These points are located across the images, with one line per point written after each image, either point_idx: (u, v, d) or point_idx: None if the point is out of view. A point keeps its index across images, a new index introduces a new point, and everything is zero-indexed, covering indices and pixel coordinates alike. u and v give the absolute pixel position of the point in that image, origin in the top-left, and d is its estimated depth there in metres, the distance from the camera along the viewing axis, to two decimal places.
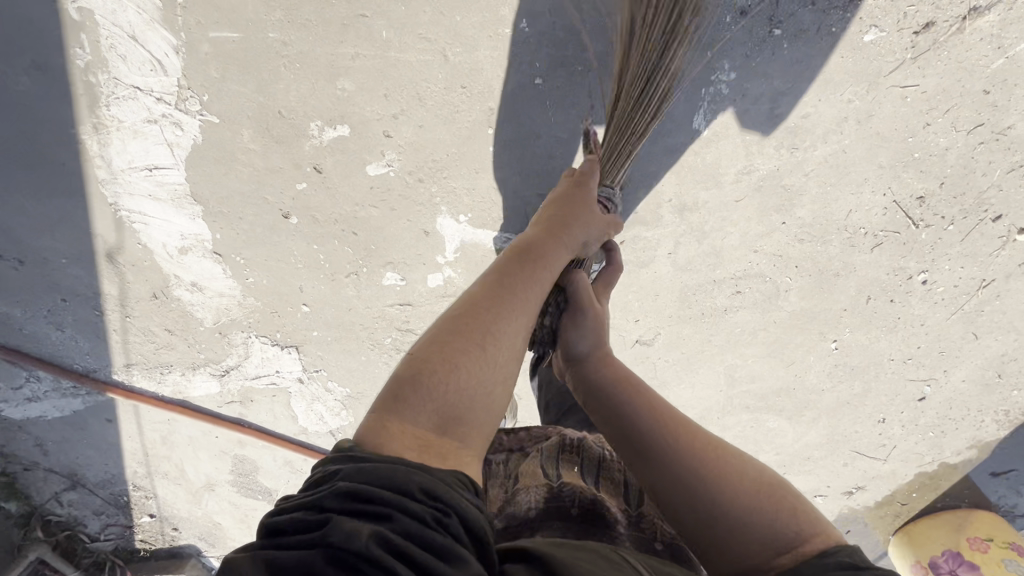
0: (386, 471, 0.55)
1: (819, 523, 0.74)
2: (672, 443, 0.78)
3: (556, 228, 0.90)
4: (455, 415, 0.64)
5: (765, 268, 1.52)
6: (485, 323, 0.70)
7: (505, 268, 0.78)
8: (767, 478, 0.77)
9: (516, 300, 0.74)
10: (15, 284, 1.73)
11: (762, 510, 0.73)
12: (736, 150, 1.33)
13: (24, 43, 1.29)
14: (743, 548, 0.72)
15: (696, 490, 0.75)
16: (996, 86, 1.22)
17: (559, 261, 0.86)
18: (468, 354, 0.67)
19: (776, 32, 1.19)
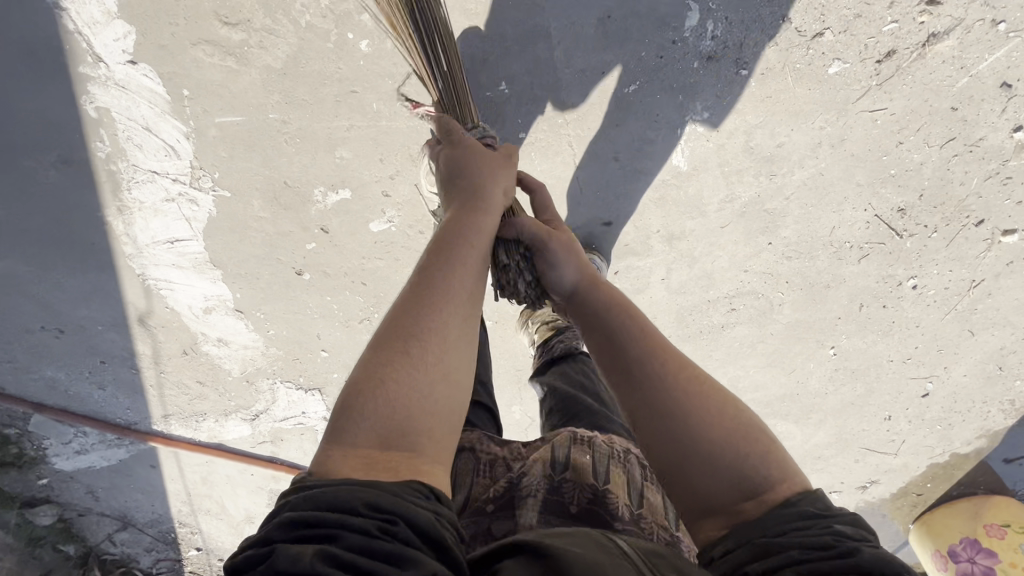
0: (330, 494, 0.58)
1: (790, 474, 0.71)
2: (658, 369, 0.77)
3: (465, 212, 0.91)
4: (397, 429, 0.65)
5: (757, 285, 1.58)
6: (407, 330, 0.72)
7: (423, 269, 0.80)
8: (748, 423, 0.74)
9: (435, 296, 0.76)
10: (58, 352, 1.86)
11: (734, 452, 0.70)
12: (716, 181, 1.39)
13: (51, 142, 1.41)
14: (711, 485, 0.70)
15: (673, 421, 0.73)
16: (963, 103, 1.26)
17: (479, 238, 0.87)
18: (393, 363, 0.69)
19: (743, 72, 1.24)
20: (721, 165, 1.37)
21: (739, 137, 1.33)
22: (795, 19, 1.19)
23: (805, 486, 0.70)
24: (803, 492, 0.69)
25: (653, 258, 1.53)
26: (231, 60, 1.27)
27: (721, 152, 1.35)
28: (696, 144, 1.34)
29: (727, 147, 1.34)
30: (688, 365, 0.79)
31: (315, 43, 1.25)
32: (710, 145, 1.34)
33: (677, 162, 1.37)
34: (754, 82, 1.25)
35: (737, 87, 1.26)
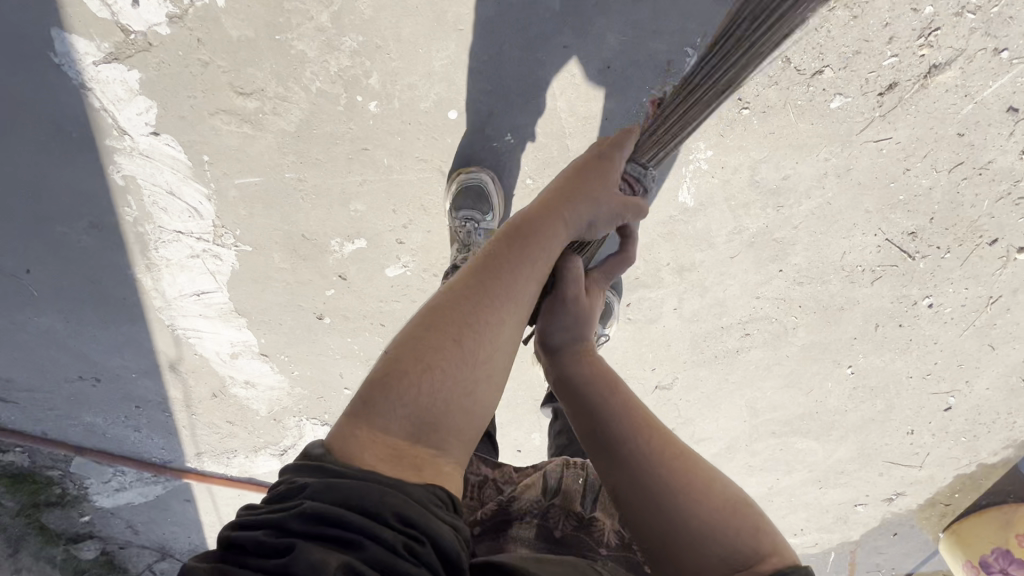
0: (360, 493, 0.56)
1: (776, 542, 0.70)
2: (641, 446, 0.75)
3: (553, 202, 0.81)
4: (427, 423, 0.63)
5: (770, 310, 1.59)
6: (464, 320, 0.67)
7: (490, 251, 0.74)
8: (735, 495, 0.72)
9: (501, 290, 0.70)
10: (95, 399, 1.94)
11: (721, 526, 0.69)
12: (724, 215, 1.41)
13: (83, 209, 1.48)
14: (703, 563, 0.68)
15: (659, 499, 0.71)
16: (969, 128, 1.26)
17: (556, 242, 0.77)
18: (444, 355, 0.65)
19: (745, 111, 1.26)
20: (728, 198, 1.38)
21: (745, 172, 1.34)
22: (794, 59, 1.19)
23: (796, 557, 0.69)
24: (795, 565, 0.68)
25: (664, 289, 1.55)
26: (247, 127, 1.32)
27: (728, 187, 1.36)
28: (702, 181, 1.36)
29: (733, 182, 1.36)
30: (671, 440, 0.76)
31: (325, 107, 1.28)
32: (715, 180, 1.36)
33: (684, 199, 1.39)
34: (755, 120, 1.26)
35: (738, 126, 1.28)
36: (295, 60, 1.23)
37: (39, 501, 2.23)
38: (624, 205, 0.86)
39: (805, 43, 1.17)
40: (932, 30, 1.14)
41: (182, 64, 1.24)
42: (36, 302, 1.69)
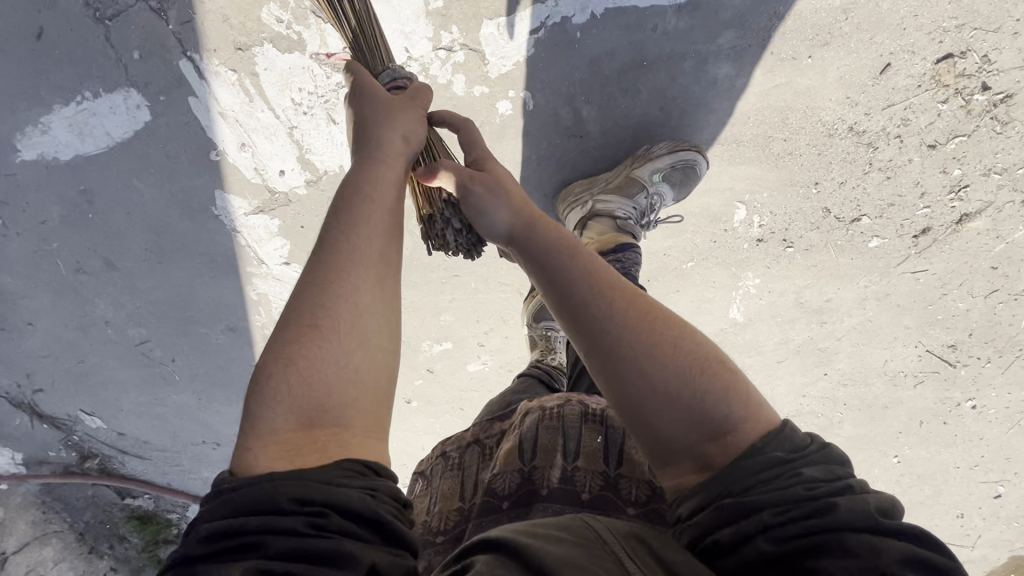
0: (252, 499, 0.56)
1: (755, 408, 0.69)
2: (600, 312, 0.72)
3: (368, 158, 0.82)
4: (312, 407, 0.64)
5: (816, 406, 1.72)
6: (306, 306, 0.68)
7: (325, 234, 0.74)
8: (708, 357, 0.71)
9: (342, 255, 0.72)
10: (214, 459, 2.26)
11: (693, 394, 0.68)
12: (771, 327, 1.57)
13: (224, 316, 1.79)
14: (671, 429, 0.68)
15: (625, 366, 0.70)
16: (1003, 262, 1.38)
17: (387, 189, 0.80)
18: (298, 341, 0.66)
19: (788, 249, 1.42)
20: (773, 314, 1.55)
21: (790, 295, 1.50)
22: (832, 209, 1.35)
23: (774, 421, 0.69)
24: (773, 429, 0.68)
25: None
26: None
27: (774, 306, 1.53)
28: (751, 302, 1.53)
29: (779, 302, 1.52)
30: (640, 303, 0.74)
31: None
32: (763, 301, 1.52)
33: (734, 315, 1.56)
34: (799, 255, 1.43)
35: (783, 260, 1.44)
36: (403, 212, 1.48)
37: (159, 539, 2.51)
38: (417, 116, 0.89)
39: (842, 198, 1.33)
40: (962, 187, 1.28)
41: (314, 215, 1.53)
42: (175, 383, 2.01)
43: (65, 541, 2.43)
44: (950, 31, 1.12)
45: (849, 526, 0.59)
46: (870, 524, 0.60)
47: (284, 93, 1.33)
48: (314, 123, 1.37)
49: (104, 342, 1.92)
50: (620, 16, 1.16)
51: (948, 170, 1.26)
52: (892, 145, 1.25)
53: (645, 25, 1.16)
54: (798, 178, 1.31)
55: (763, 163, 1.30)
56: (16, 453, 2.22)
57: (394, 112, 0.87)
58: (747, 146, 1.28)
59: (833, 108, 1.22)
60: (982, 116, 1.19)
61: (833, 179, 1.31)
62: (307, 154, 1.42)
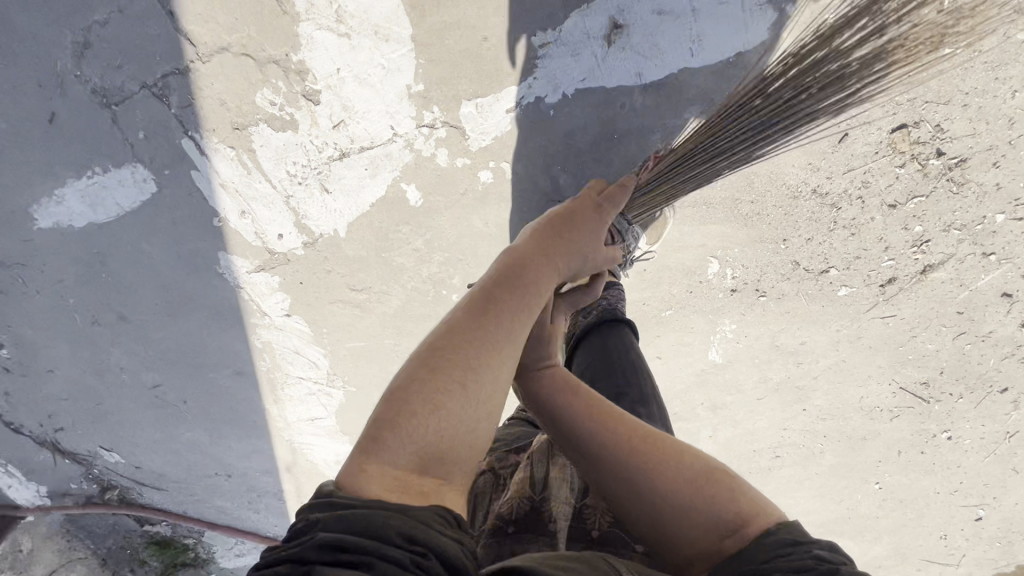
0: (368, 520, 0.59)
1: (757, 506, 0.79)
2: (611, 444, 0.86)
3: (547, 250, 0.90)
4: (437, 455, 0.68)
5: (798, 438, 1.80)
6: (465, 363, 0.73)
7: (492, 297, 0.81)
8: (705, 468, 0.83)
9: (500, 330, 0.78)
10: (226, 489, 2.37)
11: (696, 501, 0.79)
12: (750, 367, 1.64)
13: (231, 362, 1.89)
14: (686, 531, 0.79)
15: (638, 483, 0.82)
16: (968, 307, 1.44)
17: (545, 288, 0.88)
18: (453, 394, 0.70)
19: (761, 298, 1.49)
20: (752, 355, 1.62)
21: (766, 338, 1.57)
22: (801, 263, 1.42)
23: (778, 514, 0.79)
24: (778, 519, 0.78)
25: (700, 421, 1.79)
26: (357, 309, 1.67)
27: (751, 348, 1.60)
28: (729, 345, 1.60)
29: (756, 344, 1.59)
30: (638, 429, 0.88)
31: (417, 297, 1.61)
32: (741, 344, 1.59)
33: (714, 356, 1.63)
34: (772, 303, 1.50)
35: (757, 308, 1.51)
36: (396, 268, 1.57)
37: (178, 561, 2.63)
38: (605, 256, 1.00)
39: (810, 252, 1.40)
40: (924, 242, 1.34)
41: (312, 272, 1.61)
42: (188, 422, 2.11)
43: (89, 566, 2.56)
44: (902, 104, 1.18)
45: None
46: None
47: (280, 167, 1.42)
48: (309, 192, 1.45)
49: (120, 386, 2.02)
50: (591, 96, 1.23)
51: (909, 227, 1.33)
52: (854, 206, 1.31)
53: (615, 103, 1.23)
54: (767, 236, 1.38)
55: (733, 222, 1.37)
56: (41, 486, 2.34)
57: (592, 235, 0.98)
58: (716, 207, 1.35)
59: (797, 173, 1.28)
60: (939, 178, 1.25)
61: (799, 236, 1.37)
62: (303, 219, 1.51)
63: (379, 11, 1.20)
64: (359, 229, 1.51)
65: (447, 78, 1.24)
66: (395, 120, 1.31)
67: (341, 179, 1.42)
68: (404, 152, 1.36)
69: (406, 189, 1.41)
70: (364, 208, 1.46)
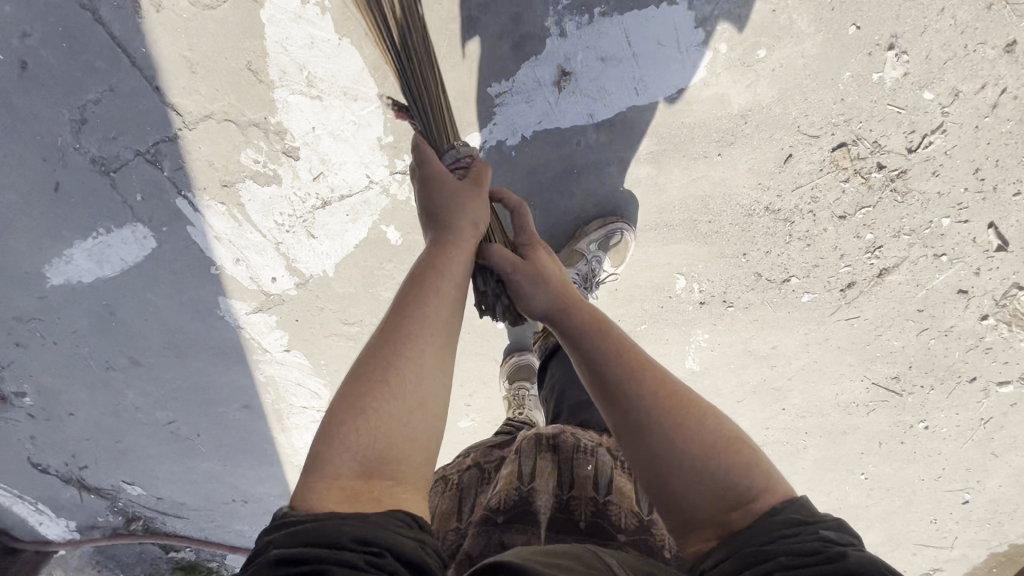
0: (316, 530, 0.61)
1: (771, 481, 0.76)
2: (633, 385, 0.81)
3: (448, 235, 0.90)
4: (378, 460, 0.68)
5: (781, 436, 1.87)
6: (385, 363, 0.73)
7: (404, 294, 0.80)
8: (726, 432, 0.78)
9: (413, 320, 0.77)
10: (243, 514, 2.48)
11: (712, 464, 0.75)
12: (727, 373, 1.72)
13: (239, 396, 2.00)
14: (694, 494, 0.75)
15: (653, 433, 0.78)
16: (927, 305, 1.51)
17: (458, 267, 0.87)
18: (375, 396, 0.70)
19: (729, 308, 1.57)
20: (727, 361, 1.70)
21: (738, 344, 1.65)
22: (763, 274, 1.49)
23: (787, 491, 0.75)
24: (789, 499, 0.74)
25: None
26: (351, 341, 1.77)
27: (726, 355, 1.68)
28: (705, 353, 1.68)
29: (730, 350, 1.67)
30: (668, 381, 0.82)
31: None
32: (716, 351, 1.67)
33: (691, 365, 1.71)
34: (740, 312, 1.58)
35: (726, 317, 1.59)
36: (383, 302, 1.66)
37: None
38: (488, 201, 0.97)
39: (770, 263, 1.47)
40: (877, 248, 1.42)
41: (306, 310, 1.72)
42: (203, 454, 2.23)
43: None
44: (839, 125, 1.24)
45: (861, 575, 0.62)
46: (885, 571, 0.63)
47: (268, 217, 1.52)
48: (297, 238, 1.56)
49: (137, 424, 2.14)
50: (548, 137, 1.31)
51: (861, 235, 1.40)
52: (807, 219, 1.39)
53: (573, 142, 1.31)
54: (727, 251, 1.46)
55: (694, 241, 1.45)
56: (70, 521, 2.46)
57: (469, 200, 0.95)
58: (677, 228, 1.43)
59: (749, 193, 1.36)
60: (883, 189, 1.32)
61: (758, 250, 1.45)
62: (294, 263, 1.61)
63: (347, 73, 1.29)
64: (346, 268, 1.60)
65: None
66: (370, 169, 1.41)
67: (326, 225, 1.52)
68: (381, 197, 1.46)
69: (386, 229, 1.51)
70: (349, 249, 1.56)
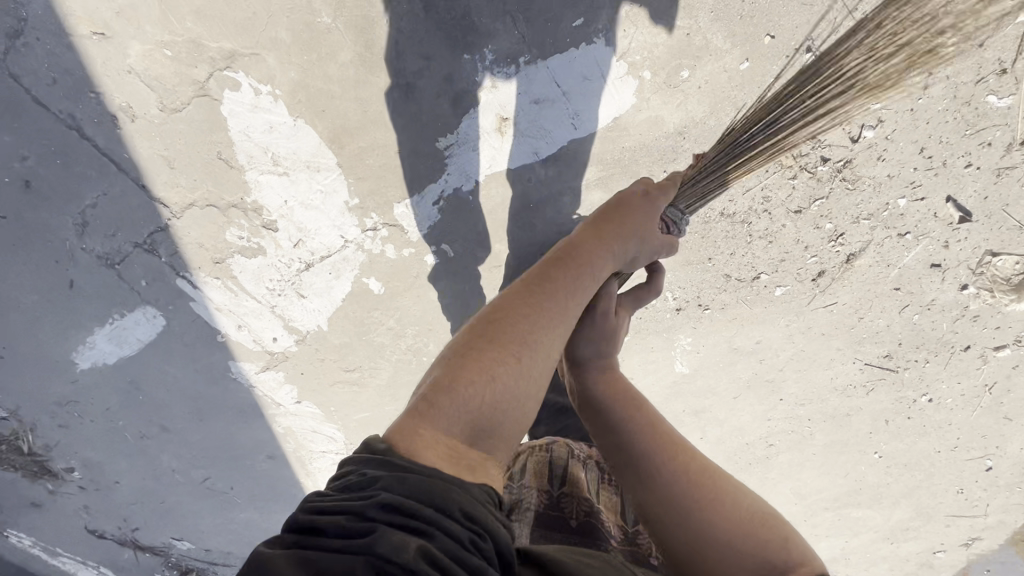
0: (430, 489, 0.62)
1: (804, 553, 0.83)
2: (667, 467, 0.92)
3: (602, 233, 0.97)
4: (484, 429, 0.74)
5: (785, 425, 1.89)
6: (520, 338, 0.81)
7: (544, 279, 0.89)
8: (756, 511, 0.87)
9: (553, 310, 0.85)
10: None
11: (743, 540, 0.84)
12: (717, 371, 1.75)
13: (264, 448, 2.13)
14: (730, 567, 0.83)
15: (686, 510, 0.87)
16: (902, 283, 1.52)
17: (600, 270, 0.95)
18: (503, 366, 0.77)
19: (706, 310, 1.61)
20: (715, 361, 1.73)
21: (723, 342, 1.69)
22: (732, 274, 1.53)
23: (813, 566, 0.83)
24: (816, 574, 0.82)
25: (687, 426, 1.90)
26: (355, 386, 1.87)
27: (713, 354, 1.71)
28: (692, 355, 1.72)
29: (715, 350, 1.70)
30: (695, 464, 0.93)
31: (404, 367, 1.80)
32: (702, 352, 1.71)
33: (681, 368, 1.75)
34: (717, 313, 1.61)
35: (705, 319, 1.63)
36: (378, 347, 1.76)
37: None
38: (663, 245, 1.04)
39: (737, 264, 1.51)
40: (840, 235, 1.43)
41: (309, 363, 1.83)
42: (240, 505, 2.36)
43: None
44: None
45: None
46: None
47: (260, 285, 1.64)
48: (289, 300, 1.67)
49: (177, 485, 2.28)
50: (501, 178, 1.39)
51: (820, 225, 1.42)
52: (764, 218, 1.42)
53: (524, 179, 1.38)
54: (693, 258, 1.51)
55: None
56: None
57: (635, 218, 1.00)
58: None
59: None
60: (833, 180, 1.35)
61: (722, 253, 1.49)
62: (291, 322, 1.72)
63: (307, 147, 1.37)
64: (338, 321, 1.71)
65: (377, 189, 1.43)
66: (343, 230, 1.51)
67: (313, 285, 1.63)
68: (358, 254, 1.55)
69: (368, 282, 1.61)
70: (338, 303, 1.66)
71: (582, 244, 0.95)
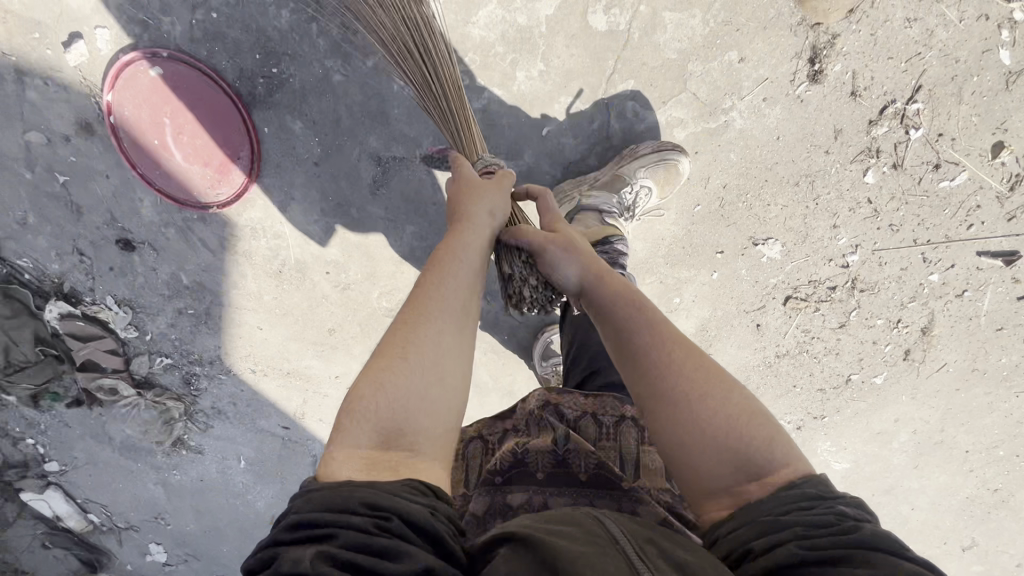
0: (330, 497, 0.65)
1: (792, 453, 0.76)
2: (661, 364, 0.82)
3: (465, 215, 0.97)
4: (394, 429, 0.73)
5: (997, 468, 1.79)
6: (403, 339, 0.78)
7: (421, 278, 0.86)
8: (754, 408, 0.78)
9: (434, 302, 0.82)
10: None
11: (738, 438, 0.75)
12: (880, 453, 1.80)
13: None
14: (714, 464, 0.75)
15: (677, 408, 0.78)
16: (1003, 322, 1.51)
17: (474, 245, 0.92)
18: (392, 369, 0.75)
19: (824, 418, 1.75)
20: (868, 448, 1.80)
21: (865, 432, 1.77)
22: (824, 386, 1.68)
23: (805, 469, 0.75)
24: (805, 475, 0.74)
25: (890, 504, 1.90)
26: None
27: (864, 444, 1.79)
28: (843, 453, 1.81)
29: (863, 439, 1.78)
30: (697, 356, 0.82)
31: None
32: (851, 446, 1.80)
33: (840, 465, 1.84)
34: (837, 416, 1.74)
35: (831, 424, 1.76)
36: None
37: None
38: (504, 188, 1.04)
39: (822, 378, 1.67)
40: (897, 321, 1.54)
41: None
42: None
43: None
44: (773, 291, 1.53)
45: (873, 548, 0.64)
46: (894, 554, 0.64)
47: None
48: None
49: None
50: None
51: (872, 323, 1.55)
52: (815, 342, 1.61)
53: None
54: (782, 390, 1.70)
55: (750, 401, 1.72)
56: None
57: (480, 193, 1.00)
58: None
59: (754, 356, 1.65)
60: (851, 293, 1.51)
61: (804, 377, 1.67)
62: None
63: None
64: None
65: None
66: None
67: None
68: None
69: None
70: None
71: (456, 236, 0.93)
